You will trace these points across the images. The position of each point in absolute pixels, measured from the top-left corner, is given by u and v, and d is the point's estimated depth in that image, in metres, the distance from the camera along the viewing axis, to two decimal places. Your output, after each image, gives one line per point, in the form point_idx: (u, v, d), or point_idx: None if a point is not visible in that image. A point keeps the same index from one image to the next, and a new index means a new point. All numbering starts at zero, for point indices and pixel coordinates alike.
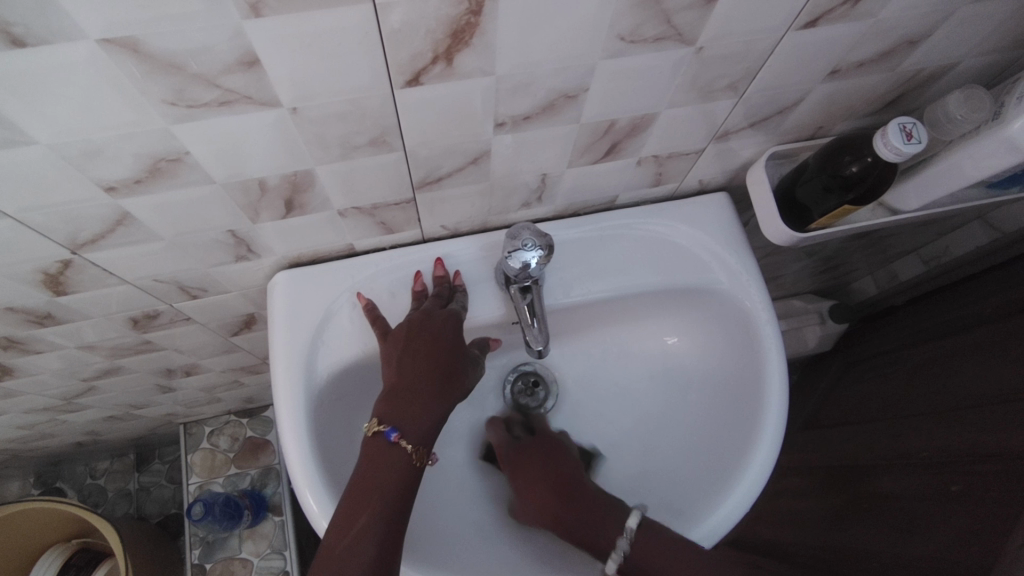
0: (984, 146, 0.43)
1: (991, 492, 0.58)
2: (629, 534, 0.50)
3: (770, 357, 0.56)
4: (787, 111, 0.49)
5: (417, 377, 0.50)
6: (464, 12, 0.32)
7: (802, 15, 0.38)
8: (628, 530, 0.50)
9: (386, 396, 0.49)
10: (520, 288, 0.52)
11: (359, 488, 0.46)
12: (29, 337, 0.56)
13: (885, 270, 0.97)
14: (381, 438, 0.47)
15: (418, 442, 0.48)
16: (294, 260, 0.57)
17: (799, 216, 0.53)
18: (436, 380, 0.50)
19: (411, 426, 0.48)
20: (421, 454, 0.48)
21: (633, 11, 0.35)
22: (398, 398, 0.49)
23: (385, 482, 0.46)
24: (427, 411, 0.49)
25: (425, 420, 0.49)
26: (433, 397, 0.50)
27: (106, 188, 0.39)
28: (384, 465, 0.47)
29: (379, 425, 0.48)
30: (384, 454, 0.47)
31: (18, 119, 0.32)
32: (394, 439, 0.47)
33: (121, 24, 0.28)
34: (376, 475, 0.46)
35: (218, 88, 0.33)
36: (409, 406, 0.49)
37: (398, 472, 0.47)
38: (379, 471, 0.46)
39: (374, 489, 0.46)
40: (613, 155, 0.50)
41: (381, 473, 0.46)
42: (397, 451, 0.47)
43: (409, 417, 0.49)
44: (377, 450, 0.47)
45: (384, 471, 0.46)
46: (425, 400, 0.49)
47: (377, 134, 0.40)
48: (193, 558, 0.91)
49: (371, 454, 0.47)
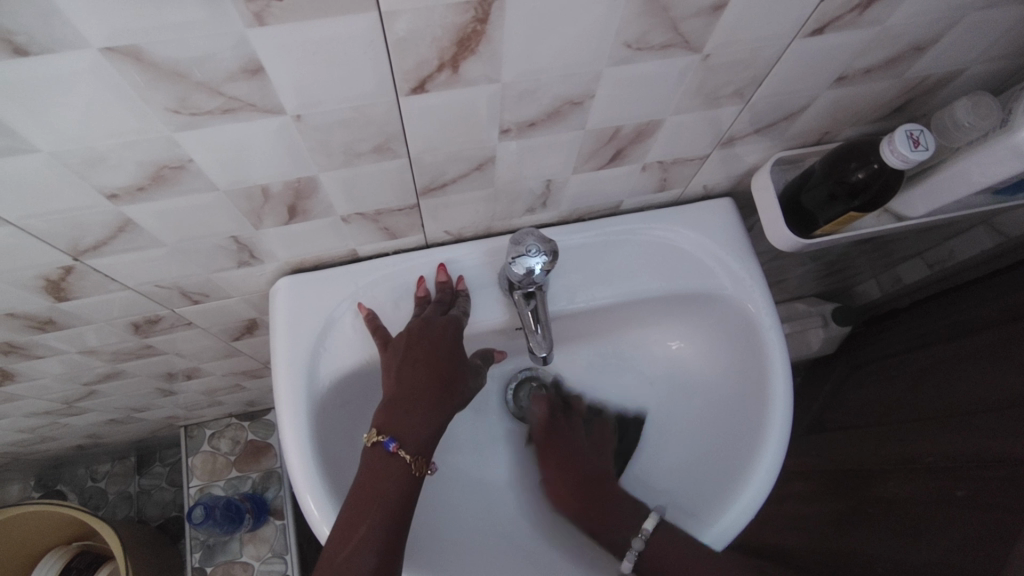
0: (994, 153, 0.42)
1: (997, 499, 0.58)
2: (645, 535, 0.51)
3: (775, 361, 0.55)
4: (793, 117, 0.49)
5: (416, 385, 0.50)
6: (470, 20, 0.32)
7: (809, 22, 0.38)
8: (642, 533, 0.51)
9: (386, 406, 0.49)
10: (524, 294, 0.52)
11: (359, 495, 0.46)
12: (30, 342, 0.56)
13: (888, 274, 0.95)
14: (381, 448, 0.47)
15: (417, 450, 0.48)
16: (296, 266, 0.57)
17: (804, 223, 0.52)
18: (435, 388, 0.50)
19: (409, 436, 0.48)
20: (420, 463, 0.48)
21: (639, 19, 0.34)
22: (396, 408, 0.49)
23: (384, 492, 0.46)
24: (425, 422, 0.49)
25: (423, 428, 0.49)
26: (432, 405, 0.49)
27: (108, 196, 0.39)
28: (383, 474, 0.47)
29: (378, 435, 0.48)
30: (383, 464, 0.47)
31: (18, 127, 0.32)
32: (393, 449, 0.47)
33: (124, 32, 0.28)
34: (375, 484, 0.46)
35: (221, 96, 0.33)
36: (407, 416, 0.49)
37: (397, 481, 0.46)
38: (377, 481, 0.46)
39: (375, 499, 0.46)
40: (618, 160, 0.50)
41: (379, 482, 0.46)
42: (395, 460, 0.47)
43: (408, 426, 0.48)
44: (376, 460, 0.47)
45: (382, 481, 0.46)
46: (423, 408, 0.49)
47: (381, 140, 0.40)
48: (193, 561, 0.90)
49: (371, 463, 0.47)
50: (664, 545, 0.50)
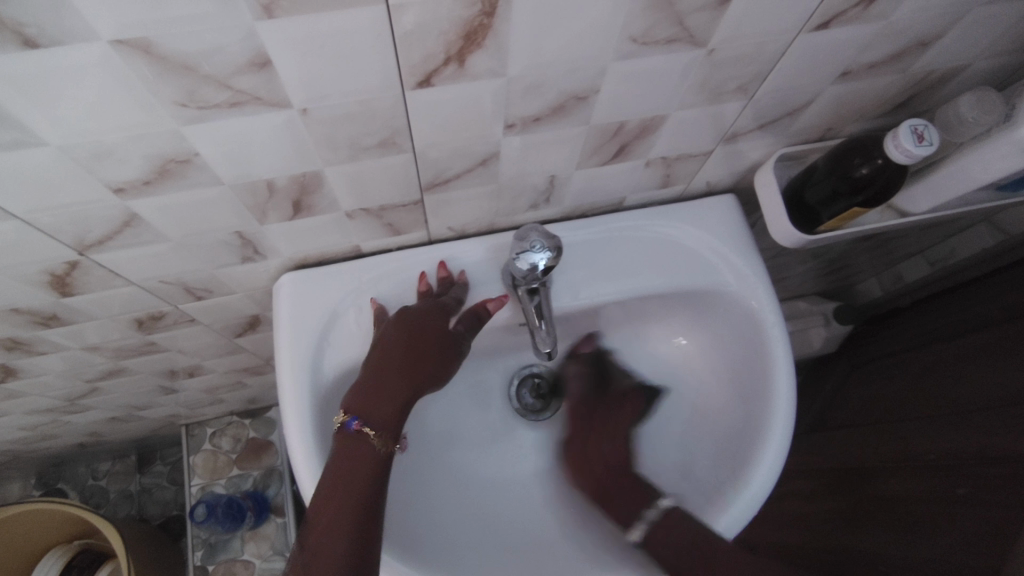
0: (997, 147, 0.43)
1: (999, 496, 0.58)
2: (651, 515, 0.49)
3: (778, 359, 0.55)
4: (797, 113, 0.49)
5: (384, 364, 0.50)
6: (477, 13, 0.32)
7: (815, 17, 0.38)
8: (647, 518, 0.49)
9: (354, 388, 0.50)
10: (528, 289, 0.51)
11: (331, 475, 0.46)
12: (33, 338, 0.56)
13: (890, 273, 0.95)
14: (345, 430, 0.48)
15: (383, 427, 0.48)
16: (300, 261, 0.57)
17: (807, 218, 0.52)
18: (403, 366, 0.50)
19: (375, 414, 0.49)
20: (385, 439, 0.48)
21: (644, 13, 0.35)
22: (365, 389, 0.49)
23: (348, 473, 0.46)
24: (390, 400, 0.49)
25: (388, 407, 0.49)
26: (400, 381, 0.50)
27: (114, 190, 0.39)
28: (346, 454, 0.47)
29: (343, 416, 0.48)
30: (347, 445, 0.47)
31: (26, 120, 0.32)
32: (355, 428, 0.48)
33: (134, 25, 0.28)
34: (345, 463, 0.46)
35: (229, 89, 0.33)
36: (374, 395, 0.49)
37: (363, 460, 0.47)
38: (342, 461, 0.46)
39: (342, 483, 0.46)
40: (622, 157, 0.50)
41: (348, 461, 0.46)
42: (359, 440, 0.47)
43: (374, 406, 0.49)
44: (342, 442, 0.47)
45: (347, 461, 0.46)
46: (388, 385, 0.50)
47: (387, 134, 0.40)
48: (196, 559, 0.90)
49: (338, 445, 0.47)
50: (669, 529, 0.48)
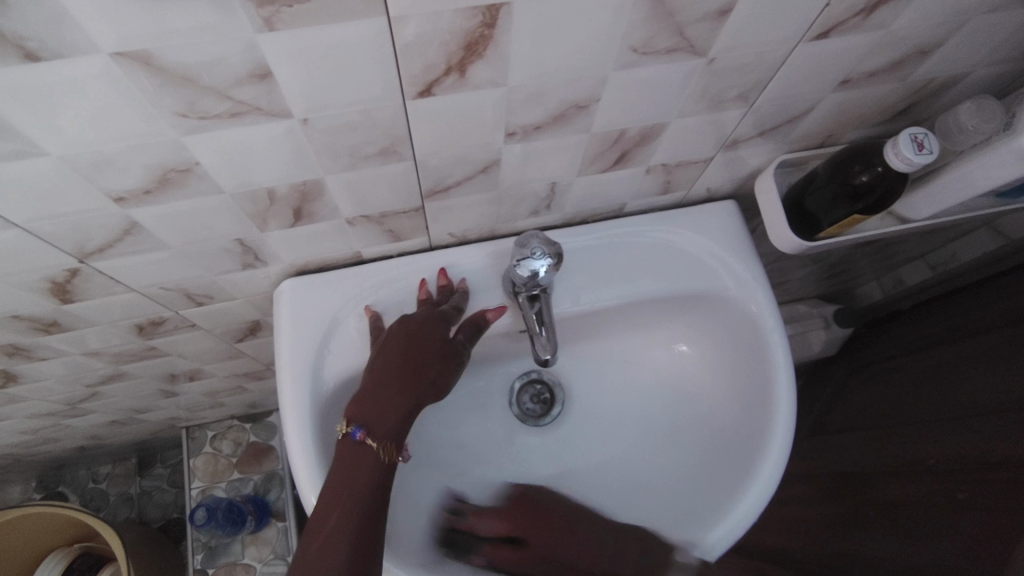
0: (997, 155, 0.43)
1: (1001, 502, 0.58)
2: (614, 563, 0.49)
3: (778, 365, 0.55)
4: (797, 120, 0.49)
5: (385, 374, 0.50)
6: (478, 24, 0.32)
7: (815, 26, 0.38)
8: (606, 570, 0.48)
9: (356, 397, 0.49)
10: (528, 296, 0.52)
11: (337, 485, 0.46)
12: (33, 344, 0.56)
13: (890, 276, 0.95)
14: (349, 439, 0.47)
15: (387, 437, 0.48)
16: (300, 268, 0.57)
17: (807, 225, 0.52)
18: (404, 376, 0.50)
19: (377, 424, 0.48)
20: (390, 449, 0.48)
21: (645, 24, 0.35)
22: (367, 398, 0.49)
23: (352, 483, 0.46)
24: (391, 410, 0.49)
25: (391, 418, 0.49)
26: (400, 392, 0.49)
27: (114, 199, 0.39)
28: (351, 464, 0.47)
29: (347, 425, 0.48)
30: (352, 454, 0.47)
31: (26, 131, 0.32)
32: (360, 438, 0.47)
33: (134, 38, 0.28)
34: (351, 472, 0.46)
35: (230, 100, 0.33)
36: (378, 405, 0.49)
37: (370, 469, 0.46)
38: (346, 471, 0.46)
39: (349, 493, 0.45)
40: (622, 164, 0.50)
41: (353, 470, 0.46)
42: (364, 449, 0.47)
43: (377, 417, 0.48)
44: (347, 451, 0.47)
45: (351, 471, 0.46)
46: (390, 395, 0.49)
47: (387, 143, 0.40)
48: (196, 563, 0.90)
49: (343, 454, 0.47)
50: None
